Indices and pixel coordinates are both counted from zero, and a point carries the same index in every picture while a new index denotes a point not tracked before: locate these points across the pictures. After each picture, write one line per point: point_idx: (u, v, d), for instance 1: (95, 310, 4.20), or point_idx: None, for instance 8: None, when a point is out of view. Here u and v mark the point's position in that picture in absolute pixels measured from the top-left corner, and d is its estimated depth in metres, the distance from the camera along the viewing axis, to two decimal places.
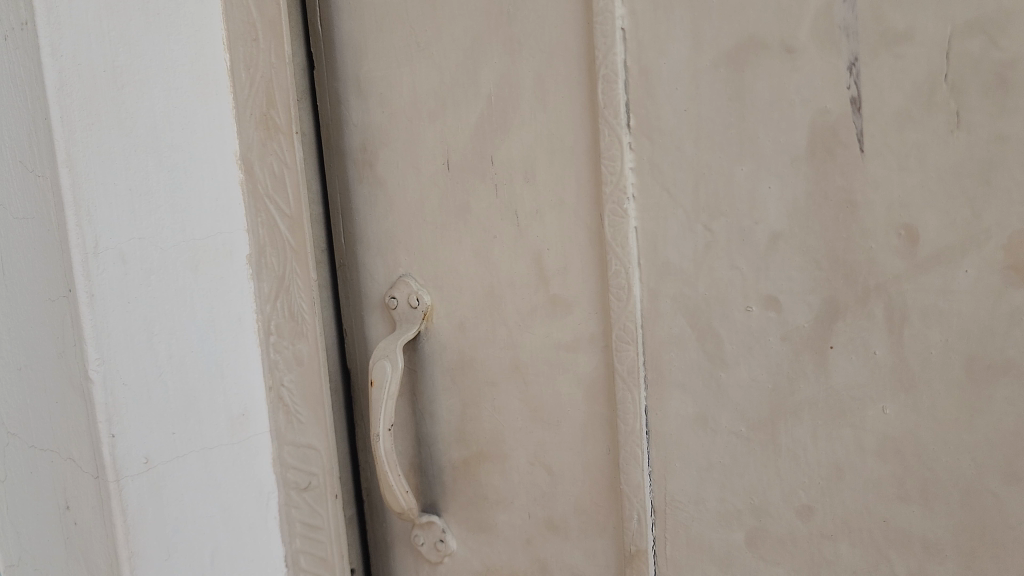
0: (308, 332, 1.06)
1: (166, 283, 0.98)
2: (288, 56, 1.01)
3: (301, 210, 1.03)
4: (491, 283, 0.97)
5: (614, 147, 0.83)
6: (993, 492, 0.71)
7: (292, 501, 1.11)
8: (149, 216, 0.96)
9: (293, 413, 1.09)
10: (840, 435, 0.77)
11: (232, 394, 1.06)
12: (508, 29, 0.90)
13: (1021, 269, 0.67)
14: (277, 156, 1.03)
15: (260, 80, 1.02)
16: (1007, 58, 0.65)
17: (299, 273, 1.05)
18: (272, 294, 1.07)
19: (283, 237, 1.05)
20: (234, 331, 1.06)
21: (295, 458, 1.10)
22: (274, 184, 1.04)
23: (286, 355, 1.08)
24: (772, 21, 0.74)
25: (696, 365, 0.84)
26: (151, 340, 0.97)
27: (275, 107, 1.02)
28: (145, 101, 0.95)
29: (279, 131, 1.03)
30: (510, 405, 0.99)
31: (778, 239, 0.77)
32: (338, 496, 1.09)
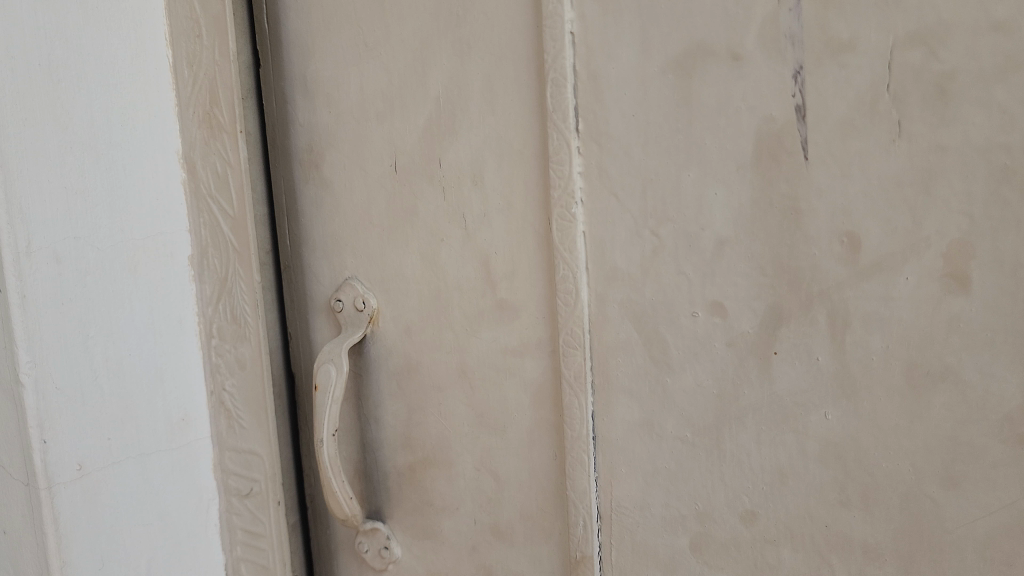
0: (251, 336, 1.04)
1: (103, 284, 0.96)
2: (233, 53, 0.99)
3: (245, 211, 1.01)
4: (438, 286, 0.96)
5: (563, 151, 0.83)
6: (932, 497, 0.71)
7: (233, 509, 1.09)
8: (86, 215, 0.94)
9: (234, 418, 1.07)
10: (783, 440, 0.78)
11: (173, 399, 1.04)
12: (457, 31, 0.89)
13: (959, 277, 0.68)
14: (220, 155, 1.01)
15: (204, 78, 1.00)
16: (947, 70, 0.66)
17: (242, 276, 1.03)
18: (215, 297, 1.05)
19: (226, 238, 1.03)
20: (175, 334, 1.04)
21: (236, 464, 1.08)
22: (217, 183, 1.02)
23: (229, 359, 1.06)
24: (719, 28, 0.75)
25: (643, 370, 0.84)
26: (87, 343, 0.94)
27: (218, 105, 1.00)
28: (82, 97, 0.93)
29: (223, 130, 1.00)
30: (456, 410, 0.98)
31: (724, 245, 0.78)
32: (281, 502, 1.07)
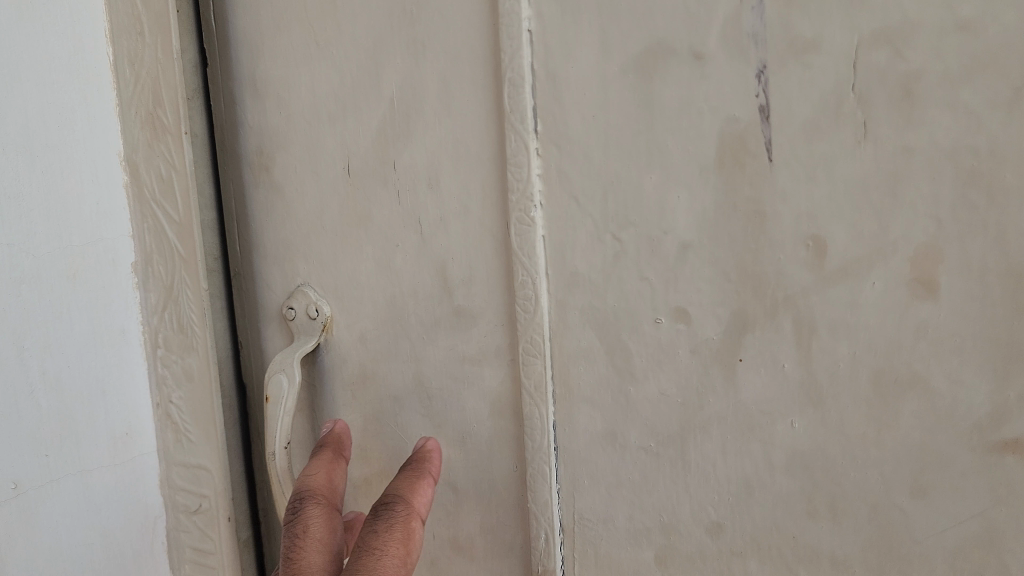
0: (197, 346, 1.00)
1: (40, 293, 0.90)
2: (176, 51, 0.94)
3: (190, 217, 0.97)
4: (393, 294, 0.93)
5: (522, 153, 0.80)
6: (900, 506, 0.70)
7: (182, 526, 1.05)
8: (21, 220, 0.88)
9: (182, 432, 1.03)
10: (749, 450, 0.76)
11: (116, 412, 1.00)
12: (411, 29, 0.86)
13: (927, 282, 0.66)
14: (164, 157, 0.97)
15: (146, 76, 0.96)
16: (913, 70, 0.64)
17: (189, 284, 0.99)
18: (160, 306, 1.01)
19: (170, 244, 0.99)
20: (117, 344, 1.00)
21: (184, 479, 1.04)
22: (162, 188, 0.98)
23: (175, 370, 1.02)
24: (680, 27, 0.72)
25: (605, 380, 0.82)
26: (23, 357, 0.89)
27: (162, 106, 0.96)
28: (16, 97, 0.86)
29: (167, 131, 0.96)
30: (413, 421, 0.94)
31: (687, 250, 0.75)
32: (231, 519, 1.03)
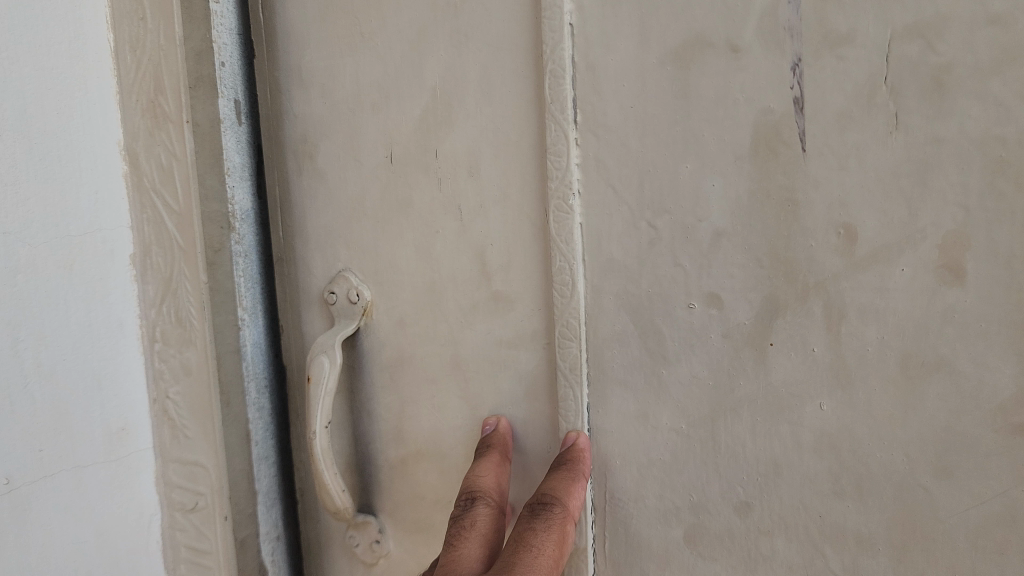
0: (196, 339, 1.00)
1: (36, 282, 0.89)
2: (180, 37, 0.96)
3: (190, 207, 0.98)
4: (432, 279, 0.96)
5: (561, 142, 0.83)
6: (925, 486, 0.72)
7: (178, 525, 1.05)
8: (17, 207, 0.86)
9: (179, 428, 1.04)
10: (778, 431, 0.78)
11: (111, 406, 0.99)
12: (454, 22, 0.89)
13: (954, 269, 0.68)
14: (164, 147, 0.98)
15: (147, 64, 0.97)
16: (944, 62, 0.67)
17: (188, 277, 1.00)
18: (158, 299, 1.02)
19: (171, 236, 1.00)
20: (114, 336, 1.00)
21: (180, 476, 1.04)
22: (162, 177, 0.99)
23: (173, 364, 1.03)
24: (718, 20, 0.75)
25: (638, 363, 0.84)
26: (15, 346, 0.87)
27: (163, 94, 0.97)
28: (16, 79, 0.86)
29: (169, 119, 0.97)
30: (449, 403, 0.97)
31: (721, 236, 0.78)
32: (228, 517, 1.02)
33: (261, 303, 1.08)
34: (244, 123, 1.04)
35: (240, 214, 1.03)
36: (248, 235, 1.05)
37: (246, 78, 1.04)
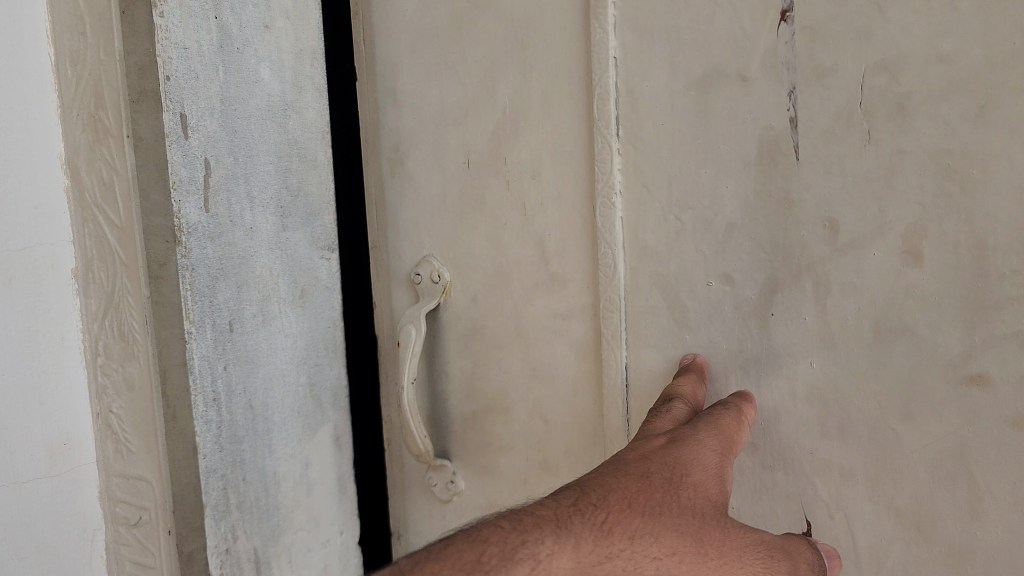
0: (139, 353, 1.03)
1: None
2: (119, 52, 0.98)
3: (130, 221, 1.00)
4: (501, 262, 1.17)
5: (606, 152, 1.04)
6: (893, 428, 0.90)
7: (121, 538, 1.10)
8: None
9: (122, 442, 1.07)
10: (778, 385, 0.97)
11: (52, 420, 1.05)
12: (522, 54, 1.10)
13: (914, 253, 0.86)
14: (106, 160, 1.01)
15: (87, 78, 1.01)
16: (905, 91, 0.85)
17: (130, 290, 1.02)
18: (99, 313, 1.06)
19: (113, 251, 1.03)
20: (56, 351, 1.05)
21: (124, 491, 1.08)
22: (103, 192, 1.02)
23: (115, 379, 1.06)
24: (731, 55, 0.95)
25: (668, 331, 1.04)
26: None
27: (105, 109, 1.00)
28: None
29: (110, 134, 1.00)
30: (513, 365, 1.18)
31: (733, 228, 0.97)
32: (171, 531, 1.05)
33: (213, 318, 1.07)
34: (194, 136, 1.03)
35: (189, 227, 1.03)
36: (198, 248, 1.05)
37: (199, 91, 1.04)
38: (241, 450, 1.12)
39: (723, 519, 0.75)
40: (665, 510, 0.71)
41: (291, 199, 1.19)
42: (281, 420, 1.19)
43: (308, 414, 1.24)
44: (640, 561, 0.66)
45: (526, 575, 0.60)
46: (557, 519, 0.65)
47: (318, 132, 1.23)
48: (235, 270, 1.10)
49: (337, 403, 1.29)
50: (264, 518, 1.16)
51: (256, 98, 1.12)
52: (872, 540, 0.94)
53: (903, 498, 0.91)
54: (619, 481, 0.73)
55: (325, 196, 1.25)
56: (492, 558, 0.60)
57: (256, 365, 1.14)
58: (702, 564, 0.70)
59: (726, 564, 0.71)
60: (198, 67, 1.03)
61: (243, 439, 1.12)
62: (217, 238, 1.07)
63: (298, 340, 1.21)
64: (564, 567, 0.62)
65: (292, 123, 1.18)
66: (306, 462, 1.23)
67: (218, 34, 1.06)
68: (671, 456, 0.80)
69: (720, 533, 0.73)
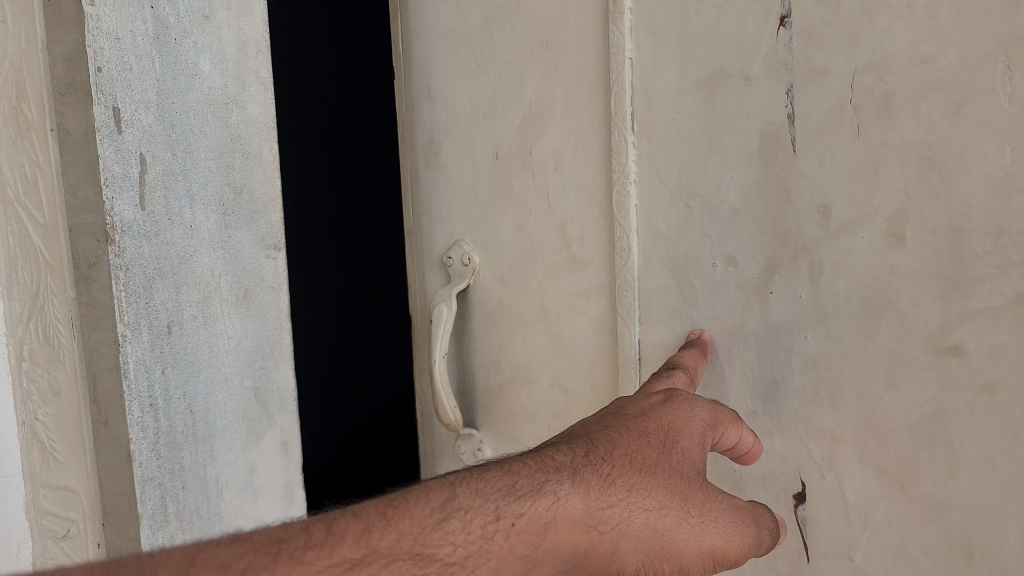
0: (64, 358, 1.11)
1: None
2: (40, 42, 1.04)
3: (53, 221, 1.08)
4: (527, 246, 1.29)
5: (622, 144, 1.15)
6: (879, 395, 0.99)
7: (48, 550, 1.21)
8: None
9: (49, 450, 1.17)
10: (776, 357, 1.07)
11: None
12: (547, 55, 1.22)
13: (897, 236, 0.96)
14: (28, 155, 1.09)
15: (10, 69, 1.08)
16: (890, 90, 0.94)
17: (56, 290, 1.10)
18: (25, 315, 1.15)
19: (37, 250, 1.11)
20: None
21: (50, 502, 1.19)
22: (27, 189, 1.10)
23: (41, 385, 1.16)
24: (736, 57, 1.04)
25: (677, 308, 1.14)
26: None
27: (27, 103, 1.07)
28: None
29: (32, 128, 1.07)
30: (538, 340, 1.30)
31: (736, 214, 1.07)
32: (100, 544, 1.14)
33: (149, 320, 1.15)
34: (128, 130, 1.10)
35: (122, 226, 1.11)
36: (133, 247, 1.12)
37: (133, 83, 1.11)
38: (180, 458, 1.20)
39: (705, 482, 0.82)
40: (660, 473, 0.77)
41: (235, 197, 1.26)
42: (223, 425, 1.27)
43: (251, 417, 1.31)
44: (637, 511, 0.73)
45: (548, 507, 0.68)
46: (573, 470, 0.71)
47: (263, 128, 1.29)
48: (172, 271, 1.18)
49: (284, 408, 1.36)
50: (203, 526, 1.25)
51: (195, 92, 1.19)
52: (859, 497, 1.03)
53: (888, 459, 1.00)
54: (622, 435, 0.79)
55: (269, 193, 1.31)
56: (523, 487, 0.68)
57: (195, 369, 1.22)
58: (684, 520, 0.77)
59: (704, 523, 0.79)
60: (132, 60, 1.10)
61: (182, 446, 1.20)
62: (153, 238, 1.15)
63: (240, 343, 1.28)
64: (577, 508, 0.69)
65: (234, 117, 1.25)
66: (249, 467, 1.31)
67: (154, 25, 1.13)
68: (666, 419, 0.84)
69: (702, 496, 0.80)
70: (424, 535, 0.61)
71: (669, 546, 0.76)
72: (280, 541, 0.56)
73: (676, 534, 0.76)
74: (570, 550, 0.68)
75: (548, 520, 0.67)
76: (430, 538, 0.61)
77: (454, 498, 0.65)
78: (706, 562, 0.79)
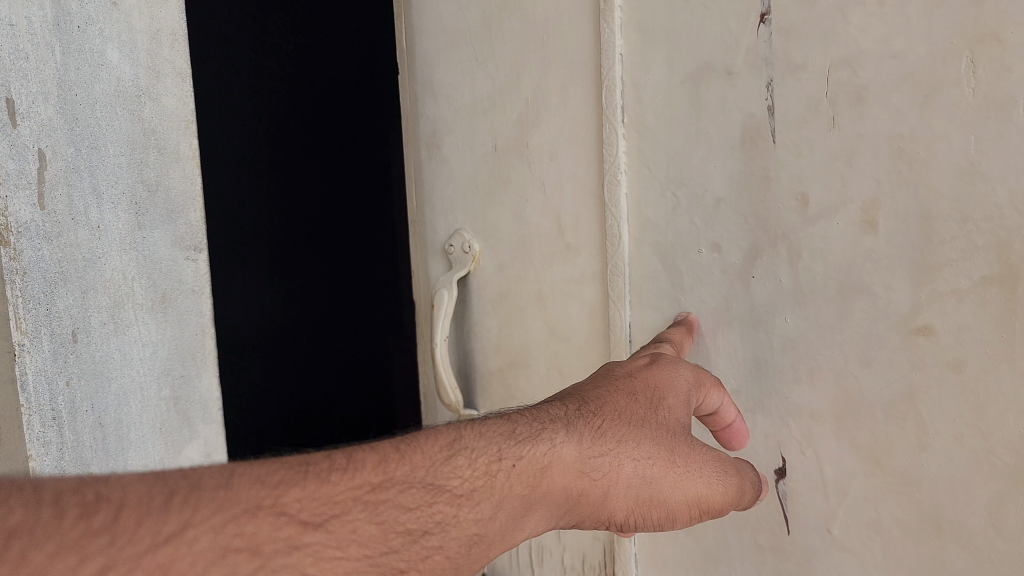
0: None
1: None
2: None
3: None
4: (525, 234, 1.35)
5: (613, 136, 1.21)
6: (855, 374, 1.04)
7: None
8: None
9: None
10: (758, 338, 1.12)
11: None
12: (543, 52, 1.28)
13: (870, 222, 1.00)
14: None
15: None
16: (863, 83, 0.99)
17: None
18: None
19: None
20: None
21: None
22: None
23: None
24: (720, 52, 1.10)
25: (665, 292, 1.20)
26: None
27: None
28: None
29: None
30: (535, 325, 1.36)
31: (721, 202, 1.13)
32: None
33: (51, 327, 1.17)
34: (24, 125, 1.13)
35: (20, 226, 1.13)
36: (31, 250, 1.14)
37: (30, 73, 1.13)
38: (88, 470, 1.23)
39: (688, 436, 0.87)
40: (648, 426, 0.83)
41: (148, 195, 1.28)
42: (138, 436, 1.28)
43: (170, 428, 1.32)
44: (625, 460, 0.79)
45: (545, 451, 0.73)
46: (564, 423, 0.77)
47: (180, 123, 1.30)
48: (77, 274, 1.20)
49: (207, 416, 1.37)
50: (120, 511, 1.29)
51: (101, 83, 1.21)
52: (836, 472, 1.08)
53: (862, 435, 1.05)
54: (610, 395, 0.85)
55: (189, 194, 1.32)
56: (522, 433, 0.73)
57: (105, 380, 1.24)
58: (670, 469, 0.83)
59: (687, 473, 0.85)
60: (28, 49, 1.12)
61: (91, 458, 1.23)
62: (53, 239, 1.17)
63: (156, 350, 1.30)
64: (570, 454, 0.75)
65: (146, 110, 1.26)
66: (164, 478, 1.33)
67: (54, 12, 1.15)
68: (652, 379, 0.90)
69: (687, 448, 0.86)
70: (435, 469, 0.66)
71: (655, 493, 0.81)
72: (307, 463, 0.59)
73: (662, 483, 0.82)
74: (563, 492, 0.74)
75: (544, 465, 0.72)
76: (441, 470, 0.66)
77: (461, 440, 0.70)
78: (688, 509, 0.85)
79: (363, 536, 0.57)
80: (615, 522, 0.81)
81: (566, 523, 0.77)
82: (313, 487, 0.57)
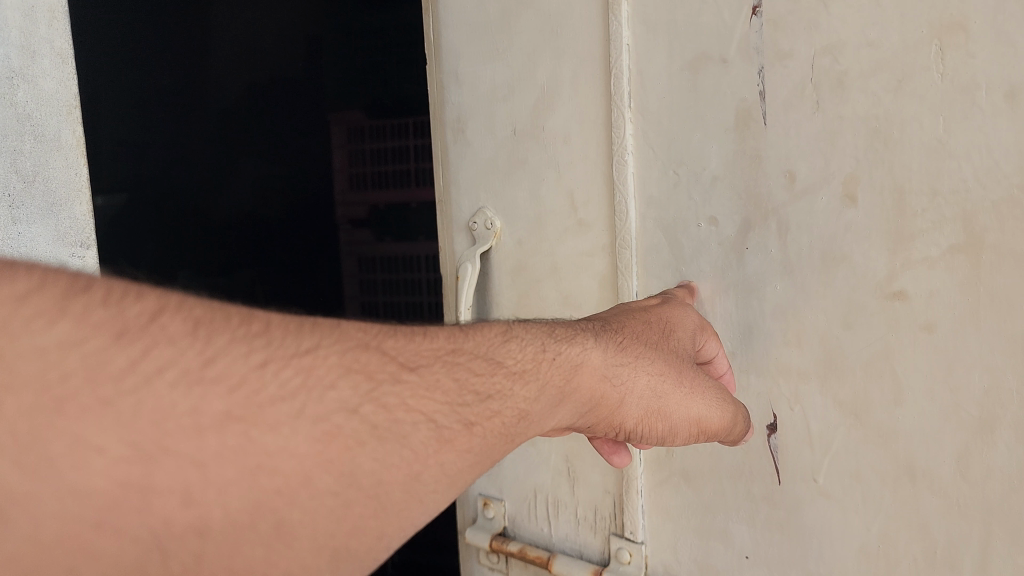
0: None
1: None
2: None
3: None
4: (541, 211, 1.46)
5: (621, 120, 1.31)
6: (837, 336, 1.14)
7: None
8: None
9: None
10: (751, 304, 1.22)
11: None
12: (556, 43, 1.39)
13: (849, 197, 1.10)
14: None
15: None
16: (843, 69, 1.08)
17: None
18: None
19: None
20: None
21: None
22: None
23: None
24: (716, 42, 1.20)
25: (667, 263, 1.31)
26: None
27: None
28: None
29: None
30: (550, 295, 1.48)
31: (717, 179, 1.23)
32: None
33: None
34: None
35: None
36: None
37: None
38: None
39: (698, 366, 1.00)
40: (664, 349, 0.96)
41: (25, 185, 1.43)
42: None
43: None
44: (641, 372, 0.92)
45: (577, 352, 0.88)
46: (595, 333, 0.91)
47: (56, 113, 1.45)
48: None
49: None
50: None
51: None
52: (821, 426, 1.18)
53: (844, 392, 1.15)
54: (635, 320, 0.99)
55: (71, 184, 1.47)
56: (561, 336, 0.88)
57: None
58: (681, 388, 0.95)
59: (693, 394, 0.96)
60: None
61: None
62: None
63: None
64: (598, 359, 0.89)
65: (20, 94, 1.42)
66: None
67: None
68: (670, 313, 1.04)
69: (697, 374, 0.98)
70: (491, 346, 0.81)
71: (666, 406, 0.94)
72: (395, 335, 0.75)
73: (670, 399, 0.94)
74: (590, 389, 0.88)
75: (576, 362, 0.87)
76: (497, 349, 0.82)
77: (513, 332, 0.86)
78: (692, 428, 0.97)
79: (444, 385, 0.73)
80: (626, 428, 0.94)
81: (589, 421, 0.91)
82: (405, 340, 0.73)
